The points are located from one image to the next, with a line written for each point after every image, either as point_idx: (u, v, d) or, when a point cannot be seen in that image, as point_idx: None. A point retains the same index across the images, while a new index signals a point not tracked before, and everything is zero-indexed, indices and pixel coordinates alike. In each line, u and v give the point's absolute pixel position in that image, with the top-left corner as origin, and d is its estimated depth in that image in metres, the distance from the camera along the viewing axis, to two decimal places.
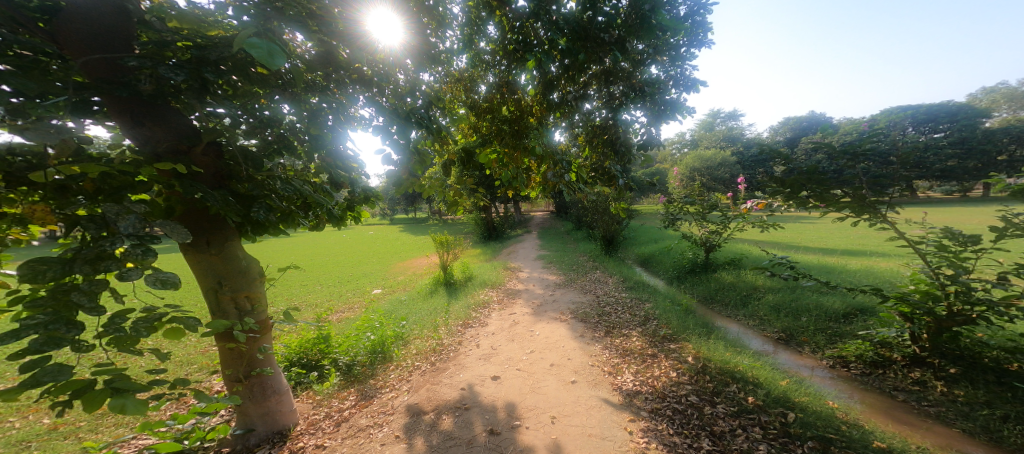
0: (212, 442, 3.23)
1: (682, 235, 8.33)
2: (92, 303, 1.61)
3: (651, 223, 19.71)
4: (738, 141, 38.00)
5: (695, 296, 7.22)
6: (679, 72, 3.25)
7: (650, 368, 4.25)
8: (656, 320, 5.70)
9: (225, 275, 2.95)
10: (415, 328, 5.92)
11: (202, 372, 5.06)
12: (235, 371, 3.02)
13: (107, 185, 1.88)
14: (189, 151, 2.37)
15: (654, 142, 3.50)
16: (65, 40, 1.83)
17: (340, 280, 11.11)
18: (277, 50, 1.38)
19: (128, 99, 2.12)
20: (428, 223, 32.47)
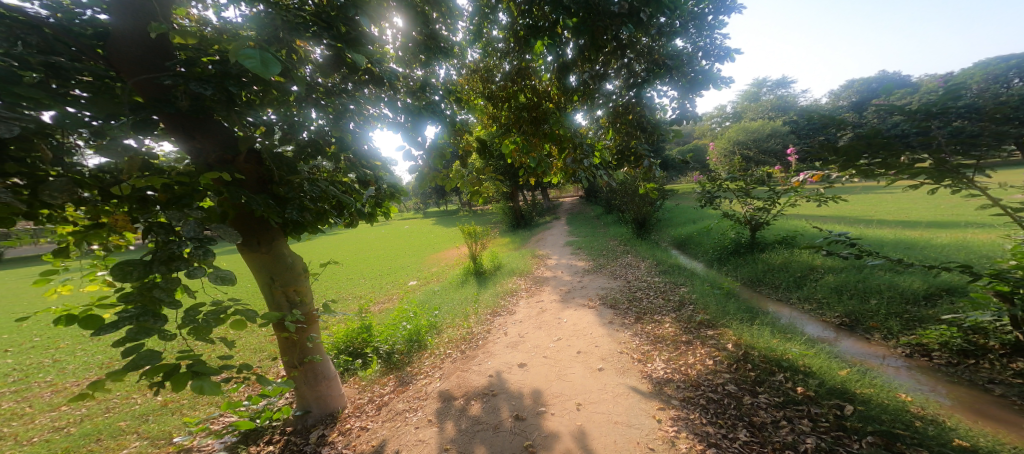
0: (279, 421, 3.61)
1: (723, 214, 7.74)
2: (169, 297, 1.83)
3: (687, 203, 18.63)
4: (794, 109, 34.35)
5: (739, 279, 6.69)
6: (707, 42, 2.95)
7: (684, 355, 4.03)
8: (693, 304, 5.39)
9: (274, 271, 3.24)
10: (447, 316, 6.14)
11: (269, 358, 5.66)
12: (290, 358, 3.33)
13: (172, 194, 2.05)
14: (233, 160, 2.64)
15: (684, 117, 3.16)
16: (119, 63, 2.09)
17: (381, 273, 11.79)
18: (271, 58, 1.53)
19: (179, 115, 2.38)
20: (466, 215, 33.28)
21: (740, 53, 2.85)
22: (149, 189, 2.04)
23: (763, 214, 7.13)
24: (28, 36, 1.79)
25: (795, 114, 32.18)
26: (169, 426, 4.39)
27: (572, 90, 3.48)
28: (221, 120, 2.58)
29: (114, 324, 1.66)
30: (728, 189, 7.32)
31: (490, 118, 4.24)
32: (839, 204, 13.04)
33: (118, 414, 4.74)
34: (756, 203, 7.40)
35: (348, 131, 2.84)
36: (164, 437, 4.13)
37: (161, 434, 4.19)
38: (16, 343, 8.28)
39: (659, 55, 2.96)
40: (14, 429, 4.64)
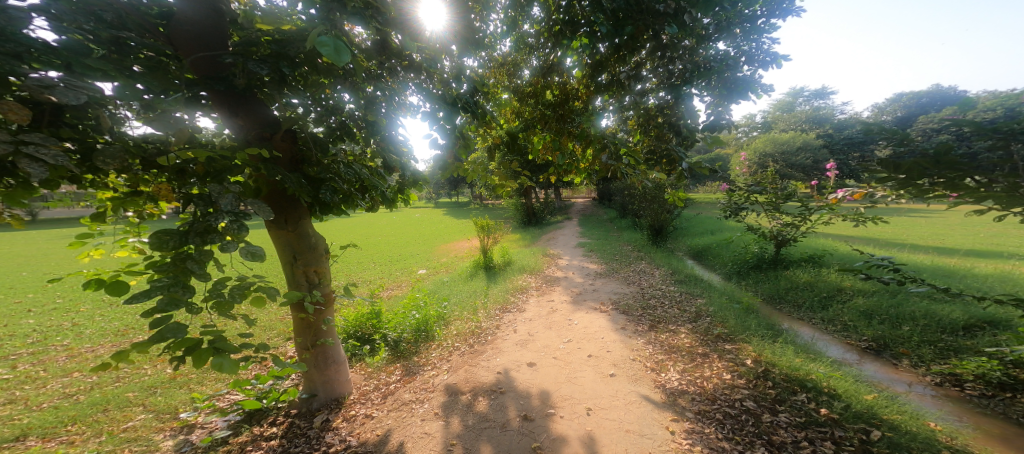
0: (285, 403, 3.62)
1: (747, 226, 7.56)
2: (201, 270, 1.80)
3: (706, 214, 18.31)
4: (826, 123, 33.33)
5: (758, 294, 6.55)
6: (754, 47, 2.77)
7: (700, 367, 3.95)
8: (710, 317, 5.29)
9: (297, 250, 3.23)
10: (456, 308, 6.13)
11: (279, 338, 5.72)
12: (304, 340, 3.33)
13: (212, 168, 2.02)
14: (271, 138, 2.63)
15: (718, 124, 2.99)
16: (178, 42, 2.22)
17: (391, 259, 11.85)
18: (343, 46, 1.50)
19: (226, 93, 2.42)
20: (476, 209, 33.23)
21: (791, 61, 2.67)
22: (189, 161, 1.99)
23: (791, 230, 6.97)
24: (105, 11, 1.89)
25: (826, 129, 31.28)
26: (178, 398, 4.43)
27: (602, 87, 3.45)
28: (265, 101, 2.60)
29: (147, 294, 1.64)
30: (757, 202, 7.11)
31: (515, 114, 4.22)
32: (870, 226, 12.63)
33: (129, 385, 4.81)
34: (783, 219, 7.23)
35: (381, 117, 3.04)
36: (169, 412, 4.15)
37: (166, 408, 4.22)
38: (40, 303, 8.58)
39: (700, 58, 2.85)
40: (26, 392, 4.74)
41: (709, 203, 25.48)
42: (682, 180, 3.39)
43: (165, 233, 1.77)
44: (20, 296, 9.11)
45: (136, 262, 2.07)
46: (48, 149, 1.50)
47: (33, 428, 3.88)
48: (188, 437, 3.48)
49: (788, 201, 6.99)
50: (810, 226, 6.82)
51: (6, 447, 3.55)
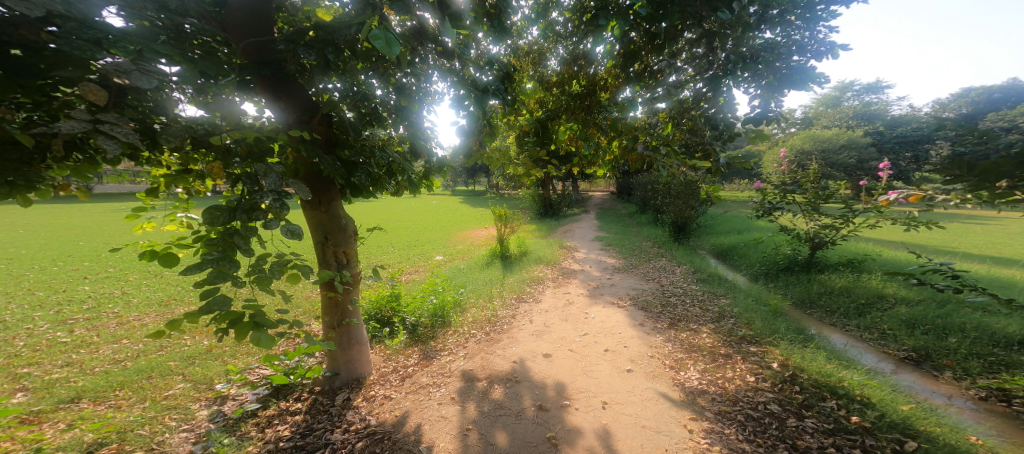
0: (310, 380, 3.77)
1: (781, 227, 7.29)
2: (245, 246, 1.91)
3: (736, 213, 17.67)
4: (870, 121, 31.40)
5: (788, 297, 6.33)
6: (807, 37, 2.60)
7: (722, 368, 3.88)
8: (734, 318, 5.16)
9: (329, 230, 3.32)
10: (471, 296, 6.20)
11: (304, 316, 5.93)
12: (332, 319, 3.47)
13: (256, 149, 2.11)
14: (308, 122, 2.74)
15: (766, 115, 2.83)
16: (230, 28, 2.44)
17: (408, 244, 12.04)
18: (392, 38, 1.65)
19: (269, 77, 2.57)
20: (495, 198, 33.24)
21: (849, 49, 2.46)
22: (235, 142, 2.08)
23: (829, 233, 6.67)
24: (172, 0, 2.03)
25: (872, 126, 29.36)
26: (212, 368, 4.68)
27: (633, 78, 3.53)
28: (303, 84, 2.73)
29: (198, 266, 1.75)
30: (795, 201, 6.80)
31: (538, 104, 4.15)
32: (917, 233, 11.88)
33: (171, 354, 5.11)
34: (822, 220, 6.89)
35: (412, 103, 3.14)
36: (206, 382, 4.38)
37: (203, 378, 4.45)
38: (94, 272, 9.23)
39: (742, 49, 2.72)
40: (83, 355, 5.12)
41: (739, 202, 24.57)
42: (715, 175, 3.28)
43: (214, 210, 1.88)
44: (77, 264, 9.85)
45: (184, 236, 2.20)
46: (120, 127, 1.60)
47: (87, 390, 4.18)
48: (221, 408, 3.68)
49: (828, 202, 6.64)
50: (852, 229, 6.50)
51: (63, 407, 3.84)
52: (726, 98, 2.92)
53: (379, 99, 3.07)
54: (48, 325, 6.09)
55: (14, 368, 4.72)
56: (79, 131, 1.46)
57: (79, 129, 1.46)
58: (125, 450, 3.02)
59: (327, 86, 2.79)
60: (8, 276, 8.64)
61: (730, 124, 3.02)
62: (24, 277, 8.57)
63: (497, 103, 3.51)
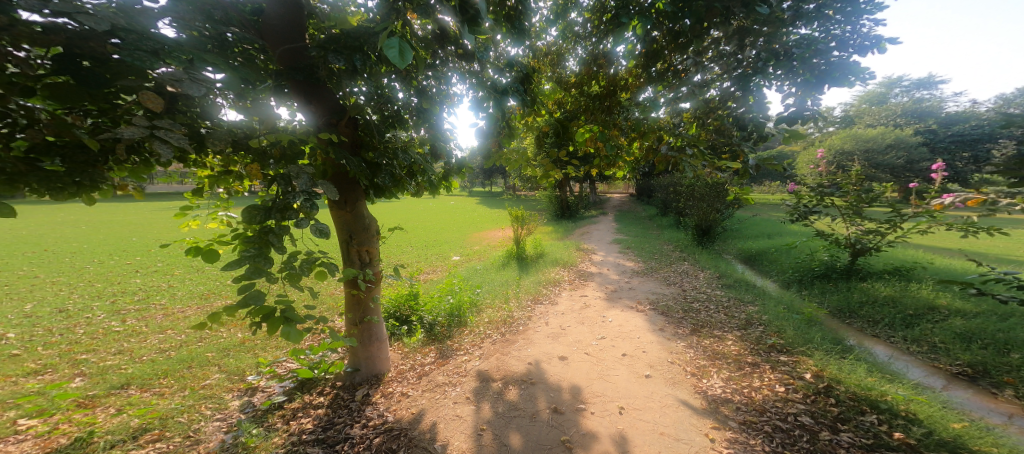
0: (332, 375, 3.88)
1: (818, 231, 6.98)
2: (278, 243, 2.07)
3: (767, 217, 17.00)
4: (914, 120, 29.63)
5: (824, 306, 6.06)
6: (850, 31, 2.48)
7: (748, 377, 3.76)
8: (763, 326, 4.98)
9: (353, 230, 3.41)
10: (488, 296, 6.22)
11: (328, 312, 6.12)
12: (355, 315, 3.56)
13: (290, 151, 2.22)
14: (337, 125, 2.84)
15: (801, 115, 2.65)
16: (268, 36, 2.59)
17: (426, 244, 12.22)
18: (406, 47, 1.64)
19: (301, 82, 2.68)
20: (513, 199, 33.36)
21: (897, 44, 2.31)
22: (269, 145, 2.18)
23: (873, 239, 6.36)
24: (215, 11, 2.16)
25: (925, 125, 27.47)
26: (241, 360, 4.89)
27: (656, 78, 3.50)
28: (333, 89, 2.84)
29: (238, 262, 1.93)
30: (833, 205, 6.52)
31: (556, 105, 4.13)
32: (972, 241, 11.06)
33: (209, 345, 5.37)
34: (865, 225, 6.54)
35: (433, 105, 3.19)
36: (238, 373, 4.58)
37: (236, 370, 4.65)
38: (144, 266, 9.87)
39: (773, 46, 2.64)
40: (133, 344, 5.48)
41: (770, 204, 23.63)
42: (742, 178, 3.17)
43: (251, 209, 2.02)
44: (130, 258, 10.60)
45: (224, 232, 2.38)
46: (173, 133, 1.73)
47: (135, 377, 4.45)
48: (250, 399, 3.84)
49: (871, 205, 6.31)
50: (900, 235, 6.17)
51: (114, 392, 4.12)
52: (756, 97, 2.79)
53: (401, 102, 3.13)
54: (104, 314, 6.57)
55: (74, 353, 5.12)
56: (139, 136, 1.59)
57: (139, 134, 1.59)
58: (165, 435, 3.21)
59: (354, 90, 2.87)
60: (71, 269, 9.41)
61: (760, 125, 2.85)
62: (84, 270, 9.30)
63: (516, 105, 3.52)
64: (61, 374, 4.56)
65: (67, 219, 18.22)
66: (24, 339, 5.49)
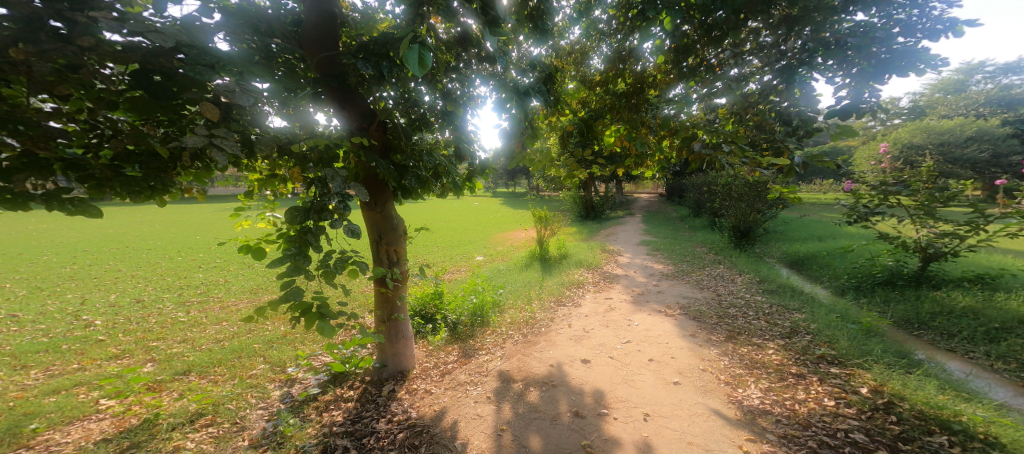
0: (362, 370, 4.01)
1: (879, 233, 6.47)
2: (316, 242, 2.22)
3: (821, 218, 15.84)
4: (992, 112, 26.71)
5: (888, 316, 5.59)
6: (916, 15, 2.31)
7: (791, 389, 3.55)
8: (813, 335, 4.68)
9: (382, 230, 3.52)
10: (511, 297, 6.24)
11: (360, 309, 6.36)
12: (383, 313, 3.67)
13: (325, 156, 2.39)
14: (367, 128, 2.95)
15: (856, 108, 2.43)
16: (306, 44, 2.73)
17: (451, 244, 12.42)
18: (422, 58, 1.73)
19: (336, 88, 2.81)
20: (539, 200, 33.33)
21: (977, 25, 2.11)
22: (309, 149, 2.38)
23: (948, 244, 5.84)
24: (260, 23, 2.33)
25: (1007, 116, 24.68)
26: (281, 352, 5.18)
27: (687, 73, 3.40)
28: (365, 93, 2.95)
29: (280, 260, 2.11)
30: (900, 205, 6.06)
31: (581, 104, 4.10)
32: None
33: (256, 337, 5.72)
34: (940, 227, 5.98)
35: (458, 107, 3.24)
36: (279, 364, 4.85)
37: (278, 361, 4.93)
38: (204, 262, 10.71)
39: (822, 36, 2.51)
40: (194, 334, 5.96)
41: (822, 204, 22.07)
42: (786, 178, 2.92)
43: (293, 210, 2.21)
44: (193, 255, 11.59)
45: (272, 233, 2.77)
46: (227, 140, 1.86)
47: (194, 365, 4.83)
48: (289, 390, 4.06)
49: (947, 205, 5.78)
50: (984, 239, 5.61)
51: (177, 378, 4.52)
52: (802, 90, 2.60)
53: (427, 105, 3.21)
54: (172, 306, 7.21)
55: (146, 341, 5.67)
56: (200, 144, 1.72)
57: (200, 143, 1.72)
58: (217, 422, 3.49)
59: (383, 95, 2.98)
60: (146, 263, 10.46)
61: (808, 119, 2.63)
62: (157, 265, 10.30)
63: (540, 105, 3.49)
64: (135, 359, 5.07)
65: (144, 219, 20.27)
66: (108, 327, 6.16)
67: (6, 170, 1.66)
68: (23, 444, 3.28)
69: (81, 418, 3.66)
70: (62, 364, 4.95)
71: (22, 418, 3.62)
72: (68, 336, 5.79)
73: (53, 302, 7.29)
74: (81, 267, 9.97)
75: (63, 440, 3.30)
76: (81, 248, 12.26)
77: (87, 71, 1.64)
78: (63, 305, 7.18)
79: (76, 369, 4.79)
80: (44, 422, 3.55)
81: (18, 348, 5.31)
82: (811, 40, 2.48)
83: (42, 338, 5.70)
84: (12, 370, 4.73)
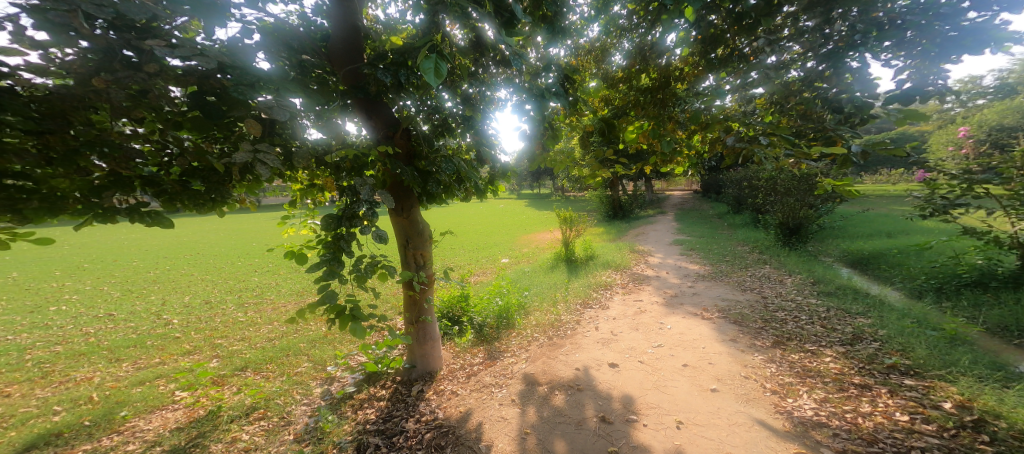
0: (393, 370, 4.13)
1: (963, 229, 5.78)
2: (349, 248, 2.35)
3: (888, 212, 14.42)
4: None
5: (977, 322, 4.98)
6: None
7: (853, 401, 3.25)
8: (883, 343, 4.26)
9: (409, 234, 3.61)
10: (536, 299, 6.19)
11: (392, 311, 6.56)
12: (411, 315, 3.76)
13: (356, 164, 2.56)
14: (393, 137, 3.06)
15: (921, 90, 2.15)
16: (335, 60, 2.88)
17: (477, 247, 12.54)
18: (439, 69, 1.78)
19: (362, 99, 2.94)
20: (568, 201, 32.96)
21: None
22: (342, 159, 2.59)
23: None
24: (292, 42, 2.48)
25: None
26: (321, 352, 5.44)
27: (716, 64, 3.24)
28: (389, 103, 3.06)
29: (317, 265, 2.27)
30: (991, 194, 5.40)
31: (604, 102, 4.03)
32: None
33: (301, 336, 6.05)
34: None
35: (478, 113, 3.28)
36: (320, 363, 5.09)
37: (319, 360, 5.18)
38: (258, 266, 11.52)
39: (874, 16, 2.29)
40: (253, 332, 6.41)
41: (891, 196, 20.08)
42: (842, 169, 2.54)
43: (327, 217, 2.34)
44: (252, 260, 12.53)
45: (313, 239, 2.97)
46: (268, 154, 1.99)
47: (251, 362, 5.20)
48: (328, 388, 4.26)
49: None
50: None
51: (237, 373, 4.88)
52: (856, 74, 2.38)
53: (448, 111, 3.26)
54: (236, 306, 7.80)
55: (213, 339, 6.17)
56: (247, 159, 1.86)
57: (247, 158, 1.86)
58: (267, 415, 3.72)
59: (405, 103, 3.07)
60: (215, 267, 11.46)
61: (863, 106, 2.31)
62: (222, 268, 11.26)
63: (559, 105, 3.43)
64: (204, 355, 5.54)
65: (210, 228, 22.25)
66: (184, 325, 6.79)
67: (98, 188, 1.93)
68: (116, 429, 3.70)
69: (160, 408, 4.06)
70: (146, 358, 5.51)
71: (114, 405, 4.09)
72: (154, 333, 6.45)
73: (144, 302, 8.20)
74: (164, 271, 11.09)
75: (147, 427, 3.71)
76: (165, 254, 13.72)
77: (155, 96, 1.79)
78: (148, 304, 8.02)
79: (158, 363, 5.33)
80: (132, 411, 3.99)
81: (115, 343, 5.99)
82: (861, 21, 2.26)
83: (132, 334, 6.39)
84: (108, 363, 5.34)
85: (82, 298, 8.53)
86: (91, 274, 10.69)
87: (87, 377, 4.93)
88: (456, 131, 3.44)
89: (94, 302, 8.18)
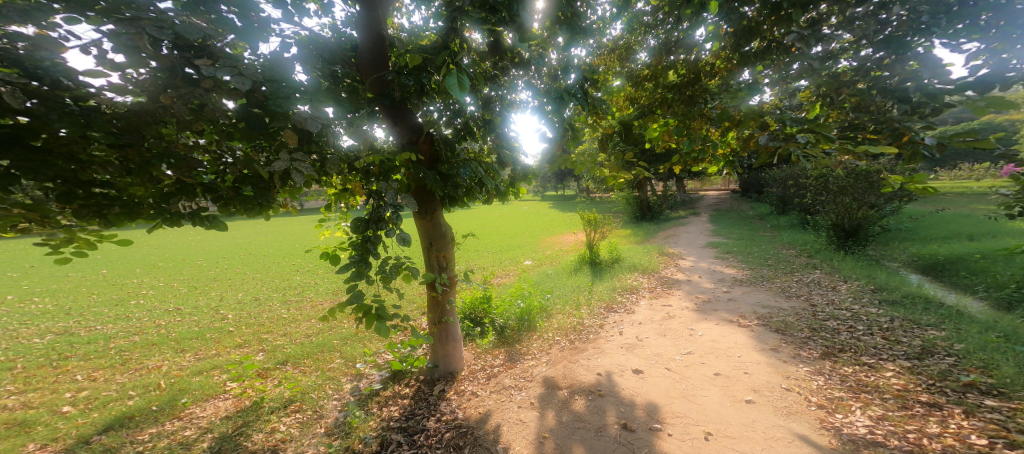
0: (416, 369, 4.22)
1: None
2: (375, 250, 2.43)
3: (965, 212, 12.93)
4: None
5: None
6: None
7: (916, 420, 2.93)
8: (962, 360, 3.79)
9: (432, 237, 3.68)
10: (559, 302, 6.11)
11: (418, 311, 6.71)
12: (434, 315, 3.82)
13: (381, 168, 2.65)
14: (416, 142, 3.15)
15: (1001, 77, 1.87)
16: (363, 70, 3.02)
17: (502, 249, 12.59)
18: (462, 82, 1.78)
19: (388, 106, 3.03)
20: (597, 203, 32.37)
21: None
22: (370, 164, 2.68)
23: None
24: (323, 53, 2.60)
25: None
26: (353, 349, 5.66)
27: (749, 57, 3.04)
28: (414, 110, 3.15)
29: (346, 267, 2.36)
30: None
31: (629, 101, 3.94)
32: None
33: (334, 334, 6.33)
34: None
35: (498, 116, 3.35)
36: (351, 360, 5.29)
37: (350, 356, 5.38)
38: (301, 266, 12.21)
39: None
40: (293, 328, 6.79)
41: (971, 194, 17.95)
42: (910, 165, 2.26)
43: (356, 220, 2.44)
44: (294, 260, 13.29)
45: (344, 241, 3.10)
46: (302, 162, 2.11)
47: (290, 356, 5.51)
48: (356, 384, 4.42)
49: None
50: None
51: (279, 367, 5.19)
52: (920, 60, 2.12)
53: (469, 115, 3.32)
54: (280, 304, 8.30)
55: (261, 333, 6.60)
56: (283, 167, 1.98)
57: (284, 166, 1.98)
58: (303, 408, 3.91)
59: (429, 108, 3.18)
60: (264, 267, 12.30)
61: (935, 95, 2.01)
62: (269, 268, 12.05)
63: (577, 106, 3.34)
64: (252, 348, 5.94)
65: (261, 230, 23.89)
66: (237, 320, 7.31)
67: (167, 194, 2.17)
68: (177, 414, 4.04)
69: (214, 396, 4.39)
70: (206, 349, 6.00)
71: (178, 392, 4.48)
72: (211, 326, 7.00)
73: (206, 297, 8.94)
74: (222, 269, 12.05)
75: (201, 414, 4.01)
76: (224, 254, 14.95)
77: (210, 110, 1.92)
78: (210, 299, 8.74)
79: (215, 354, 5.77)
80: (190, 398, 4.34)
81: (182, 334, 6.58)
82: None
83: (196, 327, 6.98)
84: (174, 353, 5.86)
85: (155, 292, 9.47)
86: (163, 271, 11.85)
87: (157, 365, 5.44)
88: (477, 135, 3.51)
89: (165, 297, 9.04)
